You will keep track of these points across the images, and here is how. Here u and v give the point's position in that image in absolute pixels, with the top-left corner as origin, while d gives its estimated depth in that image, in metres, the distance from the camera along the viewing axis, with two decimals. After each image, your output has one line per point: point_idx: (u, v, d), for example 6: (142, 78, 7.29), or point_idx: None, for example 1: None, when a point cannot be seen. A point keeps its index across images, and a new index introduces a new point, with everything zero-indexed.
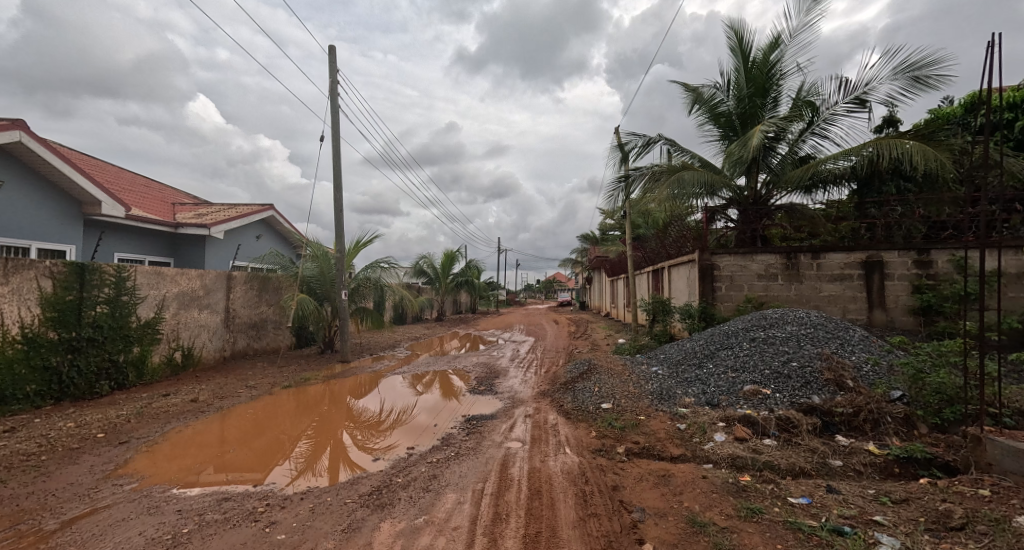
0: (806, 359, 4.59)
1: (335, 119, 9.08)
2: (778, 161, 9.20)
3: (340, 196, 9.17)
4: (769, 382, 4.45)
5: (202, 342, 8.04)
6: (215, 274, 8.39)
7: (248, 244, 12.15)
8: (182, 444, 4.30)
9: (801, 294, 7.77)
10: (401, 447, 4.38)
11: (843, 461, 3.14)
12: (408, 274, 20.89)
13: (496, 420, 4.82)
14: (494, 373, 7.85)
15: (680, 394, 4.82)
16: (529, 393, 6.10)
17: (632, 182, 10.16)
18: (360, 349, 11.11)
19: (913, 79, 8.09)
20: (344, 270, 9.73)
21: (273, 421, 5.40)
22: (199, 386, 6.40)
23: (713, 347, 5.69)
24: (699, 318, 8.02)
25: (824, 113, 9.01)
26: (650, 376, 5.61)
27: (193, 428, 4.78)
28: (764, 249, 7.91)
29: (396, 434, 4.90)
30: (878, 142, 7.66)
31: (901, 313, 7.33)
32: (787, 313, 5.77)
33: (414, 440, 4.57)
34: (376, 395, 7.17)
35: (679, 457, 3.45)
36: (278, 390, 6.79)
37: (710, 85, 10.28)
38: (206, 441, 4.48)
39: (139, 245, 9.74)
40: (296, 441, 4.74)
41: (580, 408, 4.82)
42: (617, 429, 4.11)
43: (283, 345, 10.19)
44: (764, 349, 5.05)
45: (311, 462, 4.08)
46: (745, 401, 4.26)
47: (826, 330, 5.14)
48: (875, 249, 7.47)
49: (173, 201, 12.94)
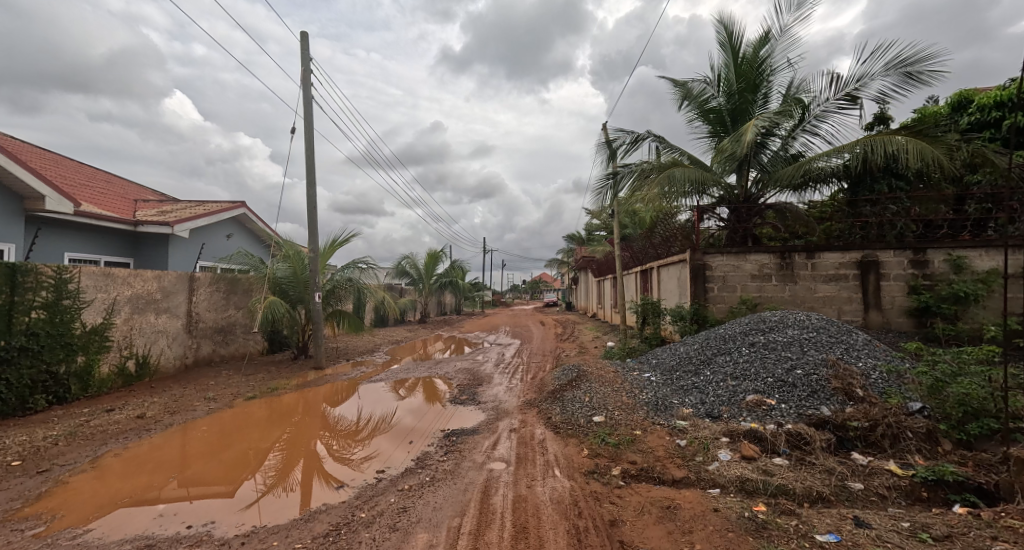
0: (811, 366, 4.30)
1: (308, 110, 8.54)
2: (769, 158, 8.97)
3: (313, 192, 8.63)
4: (772, 390, 4.14)
5: (161, 349, 7.40)
6: (176, 276, 7.76)
7: (216, 243, 11.44)
8: (127, 468, 3.82)
9: (795, 294, 7.54)
10: (372, 464, 3.92)
11: (864, 484, 2.82)
12: (390, 275, 20.28)
13: (478, 436, 4.38)
14: (478, 380, 7.39)
15: (677, 405, 4.46)
16: (514, 403, 5.67)
17: (620, 179, 9.84)
18: (337, 354, 10.53)
19: (905, 75, 7.96)
20: (318, 271, 9.17)
21: (238, 435, 4.93)
22: (153, 399, 5.80)
23: (710, 353, 5.37)
24: (691, 321, 7.71)
25: (816, 110, 8.83)
26: (644, 384, 5.24)
27: (141, 448, 4.27)
28: (757, 248, 7.66)
29: (369, 448, 4.45)
30: (872, 139, 7.43)
31: (897, 315, 7.14)
32: (786, 315, 5.48)
33: (387, 456, 4.12)
34: (352, 403, 6.67)
35: (681, 481, 3.09)
36: (241, 401, 6.20)
37: (699, 80, 10.04)
38: (158, 462, 4.00)
39: (93, 244, 9.03)
40: (264, 457, 4.32)
41: (570, 421, 4.43)
42: (611, 447, 3.72)
43: (254, 350, 9.56)
44: (765, 355, 4.75)
45: (284, 476, 3.77)
46: (750, 413, 3.93)
47: (829, 334, 4.86)
48: (870, 248, 7.27)
49: (135, 197, 12.14)
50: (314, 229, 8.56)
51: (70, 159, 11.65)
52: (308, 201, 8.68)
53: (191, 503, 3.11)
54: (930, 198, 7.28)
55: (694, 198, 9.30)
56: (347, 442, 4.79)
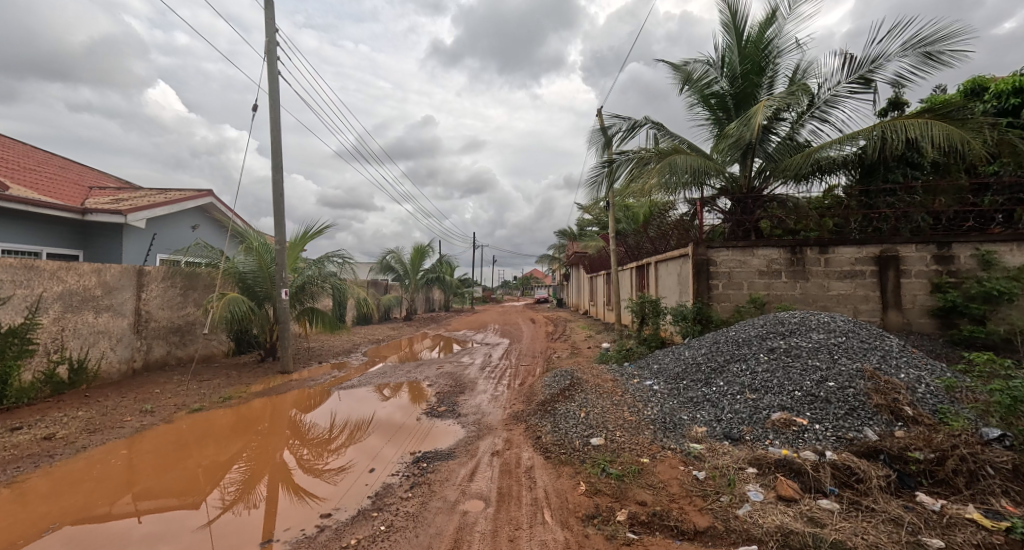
0: (845, 377, 3.68)
1: (273, 88, 7.70)
2: (775, 146, 8.34)
3: (279, 178, 7.81)
4: (802, 407, 3.52)
5: (102, 352, 6.55)
6: (121, 270, 6.89)
7: (179, 234, 10.53)
8: (65, 489, 3.61)
9: (807, 293, 6.95)
10: (318, 500, 3.27)
11: (943, 541, 2.15)
12: (373, 271, 19.32)
13: (454, 463, 3.66)
14: (460, 387, 6.63)
15: (688, 423, 3.83)
16: (499, 416, 4.94)
17: (616, 168, 9.14)
18: (309, 355, 9.70)
19: (923, 56, 7.40)
20: (285, 266, 8.26)
21: (193, 447, 4.57)
22: (75, 413, 4.97)
23: (722, 359, 4.70)
24: (694, 321, 7.05)
25: (825, 95, 8.25)
26: (648, 395, 4.56)
27: (80, 467, 3.96)
28: (766, 242, 7.05)
29: (327, 476, 3.75)
30: (889, 124, 6.79)
31: (919, 315, 6.58)
32: (809, 317, 4.82)
33: (342, 486, 3.48)
34: (318, 412, 5.92)
35: (706, 533, 2.41)
36: (184, 415, 5.35)
37: (701, 62, 9.39)
38: (100, 482, 3.74)
39: (35, 234, 8.13)
40: (227, 471, 4.09)
41: (564, 443, 3.73)
42: (614, 480, 3.04)
43: (218, 351, 8.73)
44: (789, 363, 4.11)
45: (248, 491, 3.71)
46: (777, 435, 3.31)
47: (861, 339, 4.24)
48: (890, 243, 6.69)
49: (91, 185, 11.14)
50: (279, 218, 7.74)
51: (17, 142, 10.60)
52: (274, 187, 7.85)
53: (161, 514, 3.31)
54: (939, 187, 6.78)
55: (694, 189, 8.68)
56: (321, 450, 4.47)
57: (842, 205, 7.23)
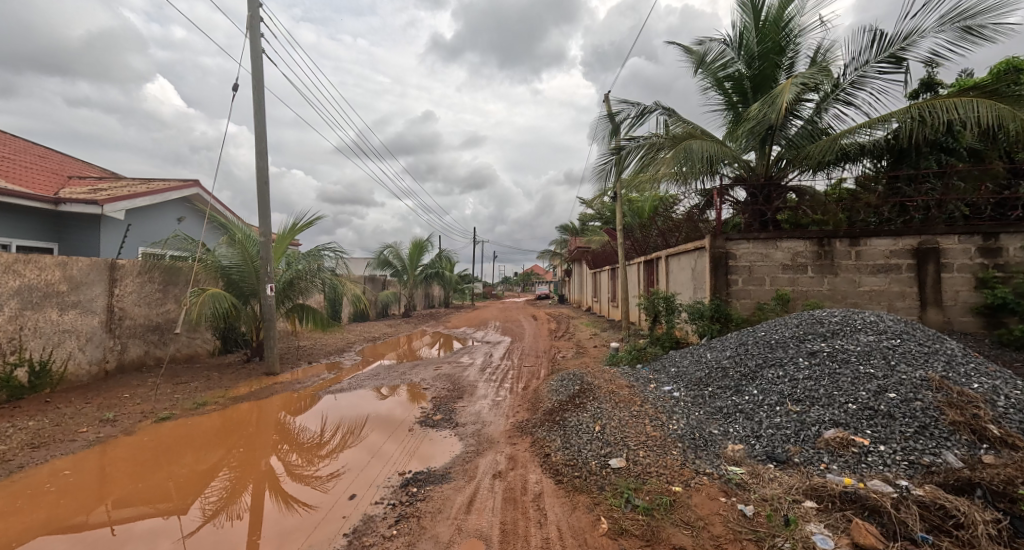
0: (907, 387, 3.14)
1: (255, 67, 7.15)
2: (797, 131, 7.67)
3: (263, 163, 7.27)
4: (859, 422, 2.98)
5: (69, 352, 6.02)
6: (90, 264, 6.35)
7: (161, 226, 9.97)
8: (24, 503, 3.31)
9: (836, 289, 6.41)
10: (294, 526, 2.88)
11: None
12: (370, 267, 18.48)
13: (450, 488, 3.12)
14: (458, 391, 6.06)
15: (721, 439, 3.30)
16: (501, 426, 4.43)
17: (625, 155, 8.47)
18: (299, 355, 9.14)
19: (961, 30, 6.81)
20: (271, 259, 7.69)
21: (171, 455, 4.20)
22: (24, 424, 4.44)
23: (753, 364, 4.15)
24: (712, 319, 6.49)
25: (852, 76, 7.64)
26: (670, 405, 4.01)
27: (45, 476, 3.67)
28: (791, 233, 6.51)
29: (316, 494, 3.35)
30: (928, 103, 6.20)
31: (961, 313, 6.03)
32: (852, 316, 4.27)
33: (323, 509, 3.04)
34: (306, 417, 5.37)
35: None
36: (148, 424, 4.79)
37: (717, 41, 8.76)
38: (67, 494, 3.49)
39: (4, 225, 7.57)
40: (208, 483, 3.73)
41: (577, 464, 3.20)
42: (641, 516, 2.50)
43: (201, 351, 8.20)
44: (835, 369, 3.56)
45: (232, 500, 3.43)
46: (834, 458, 2.77)
47: (918, 341, 3.68)
48: (928, 234, 6.15)
49: (71, 174, 10.60)
50: (264, 207, 7.20)
51: None
52: (258, 174, 7.30)
53: (144, 522, 3.14)
54: (976, 172, 6.24)
55: (709, 179, 8.06)
56: (310, 456, 4.21)
57: (867, 191, 6.73)
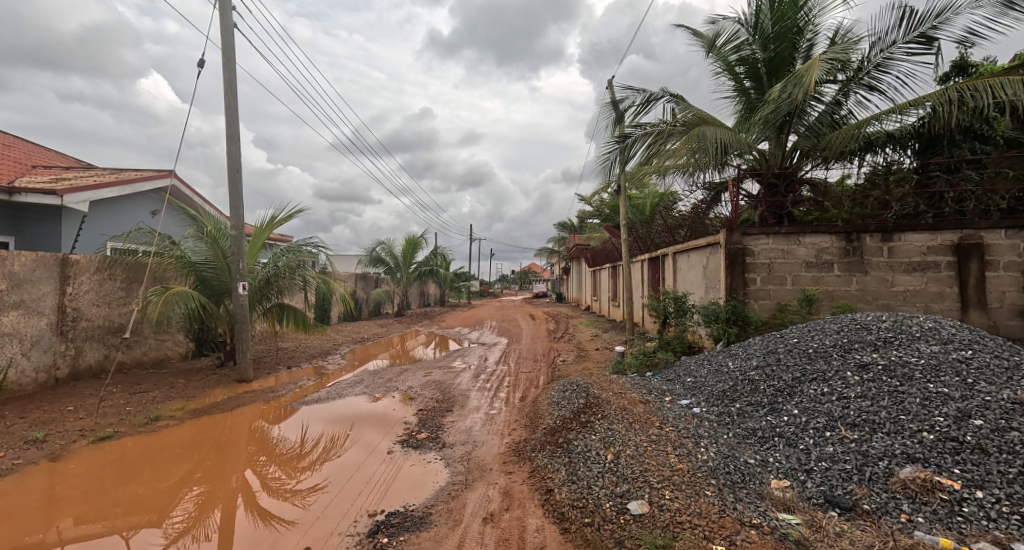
0: (996, 412, 2.55)
1: (224, 42, 6.48)
2: (817, 118, 7.03)
3: (235, 147, 6.60)
4: (942, 458, 2.38)
5: (10, 358, 5.36)
6: (36, 259, 5.69)
7: (128, 218, 9.25)
8: None
9: (866, 288, 5.83)
10: None
11: None
12: (364, 263, 17.94)
13: (429, 538, 2.49)
14: (448, 402, 5.43)
15: (763, 474, 2.69)
16: (495, 448, 3.82)
17: (630, 144, 7.84)
18: (279, 359, 8.48)
19: (1002, 6, 6.21)
20: (243, 255, 6.99)
21: (130, 469, 3.64)
22: None
23: (790, 376, 3.55)
24: (729, 322, 5.88)
25: (877, 57, 7.01)
26: (694, 427, 3.38)
27: None
28: (816, 228, 5.91)
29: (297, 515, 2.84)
30: (969, 82, 5.60)
31: (1007, 316, 5.48)
32: (904, 323, 3.70)
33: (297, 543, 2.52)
34: (284, 425, 4.74)
35: None
36: (84, 445, 4.13)
37: (731, 19, 8.08)
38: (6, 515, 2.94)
39: None
40: (177, 496, 3.21)
41: (588, 508, 2.58)
42: None
43: (172, 354, 7.53)
44: (896, 387, 2.97)
45: (205, 514, 2.95)
46: (916, 507, 2.17)
47: (993, 354, 3.11)
48: (971, 228, 5.58)
49: (36, 163, 9.87)
50: (235, 197, 6.54)
51: None
52: (229, 160, 6.64)
53: (118, 537, 2.70)
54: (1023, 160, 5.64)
55: (719, 170, 7.43)
56: (289, 469, 3.63)
57: (889, 182, 6.16)
